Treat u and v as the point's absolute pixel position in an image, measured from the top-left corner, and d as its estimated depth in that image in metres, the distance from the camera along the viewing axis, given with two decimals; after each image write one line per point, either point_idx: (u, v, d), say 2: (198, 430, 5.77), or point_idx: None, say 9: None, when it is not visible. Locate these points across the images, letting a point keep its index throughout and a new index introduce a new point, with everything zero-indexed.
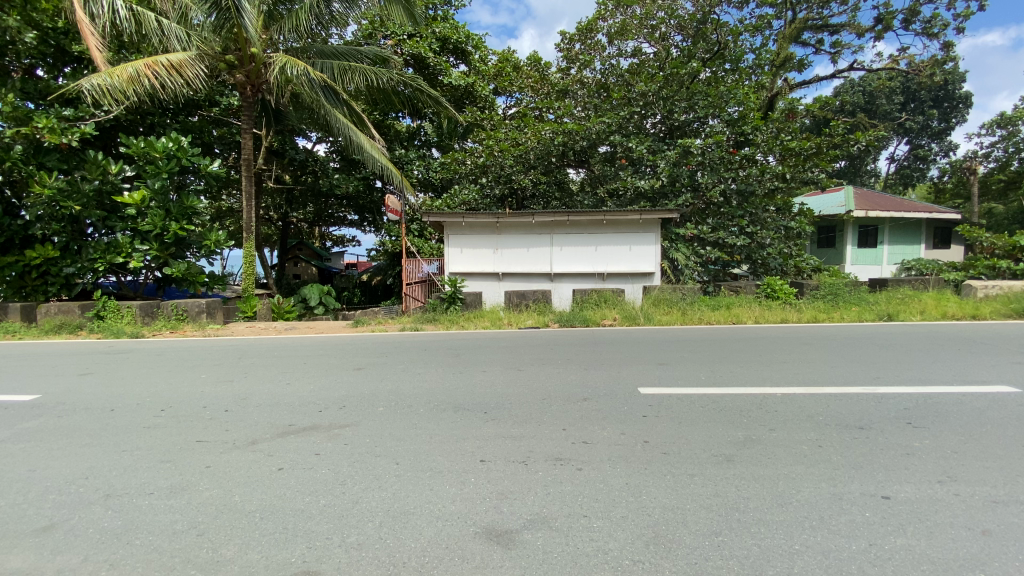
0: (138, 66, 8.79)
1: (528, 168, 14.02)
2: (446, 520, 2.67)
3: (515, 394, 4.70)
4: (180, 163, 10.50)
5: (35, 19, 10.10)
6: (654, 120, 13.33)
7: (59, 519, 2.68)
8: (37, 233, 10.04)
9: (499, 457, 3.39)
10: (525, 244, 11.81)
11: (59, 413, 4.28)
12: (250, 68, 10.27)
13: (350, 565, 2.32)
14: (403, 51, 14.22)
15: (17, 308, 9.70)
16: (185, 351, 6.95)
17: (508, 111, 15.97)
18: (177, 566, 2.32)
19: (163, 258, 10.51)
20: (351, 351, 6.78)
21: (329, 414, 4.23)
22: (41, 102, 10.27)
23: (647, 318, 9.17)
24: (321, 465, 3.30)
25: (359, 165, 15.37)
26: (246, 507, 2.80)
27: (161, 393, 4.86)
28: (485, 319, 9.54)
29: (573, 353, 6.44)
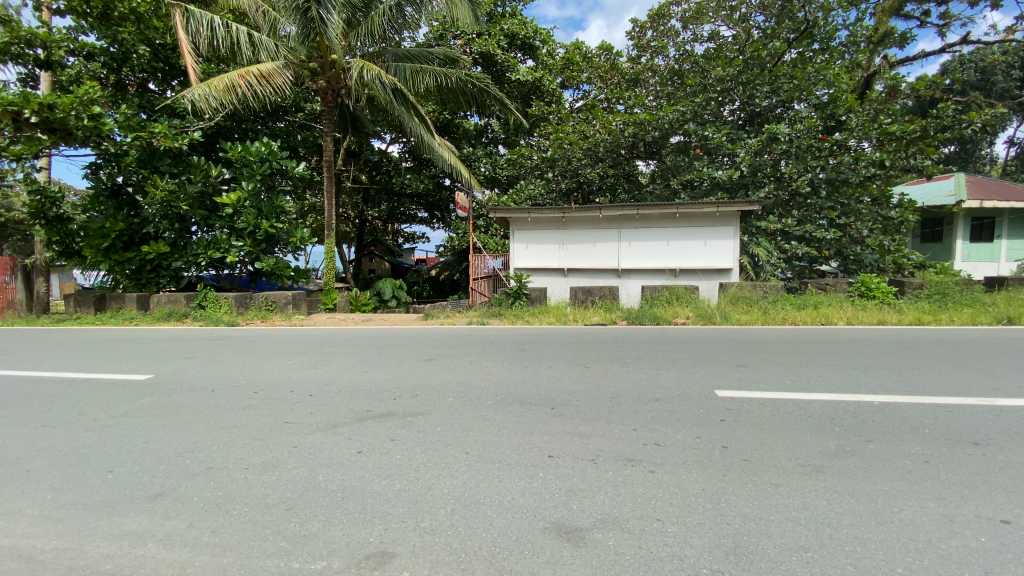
0: (233, 76, 9.58)
1: (596, 161, 13.77)
2: (515, 513, 2.67)
3: (583, 391, 4.64)
4: (271, 165, 11.37)
5: (148, 36, 11.22)
6: (733, 107, 12.60)
7: (168, 487, 2.97)
8: (152, 232, 11.27)
9: (569, 453, 3.36)
10: (592, 239, 11.62)
11: (168, 392, 4.77)
12: (331, 74, 10.82)
13: (422, 550, 2.37)
14: (472, 50, 14.37)
15: (135, 298, 10.95)
16: (274, 339, 7.51)
17: (575, 104, 15.77)
18: (268, 536, 2.50)
19: (255, 254, 11.43)
20: (421, 343, 7.02)
21: (402, 402, 4.40)
22: (153, 113, 11.43)
23: (725, 317, 8.69)
24: (395, 450, 3.43)
25: (429, 164, 15.86)
26: (328, 487, 2.96)
27: (253, 377, 5.28)
28: (550, 314, 9.50)
29: (640, 351, 6.25)
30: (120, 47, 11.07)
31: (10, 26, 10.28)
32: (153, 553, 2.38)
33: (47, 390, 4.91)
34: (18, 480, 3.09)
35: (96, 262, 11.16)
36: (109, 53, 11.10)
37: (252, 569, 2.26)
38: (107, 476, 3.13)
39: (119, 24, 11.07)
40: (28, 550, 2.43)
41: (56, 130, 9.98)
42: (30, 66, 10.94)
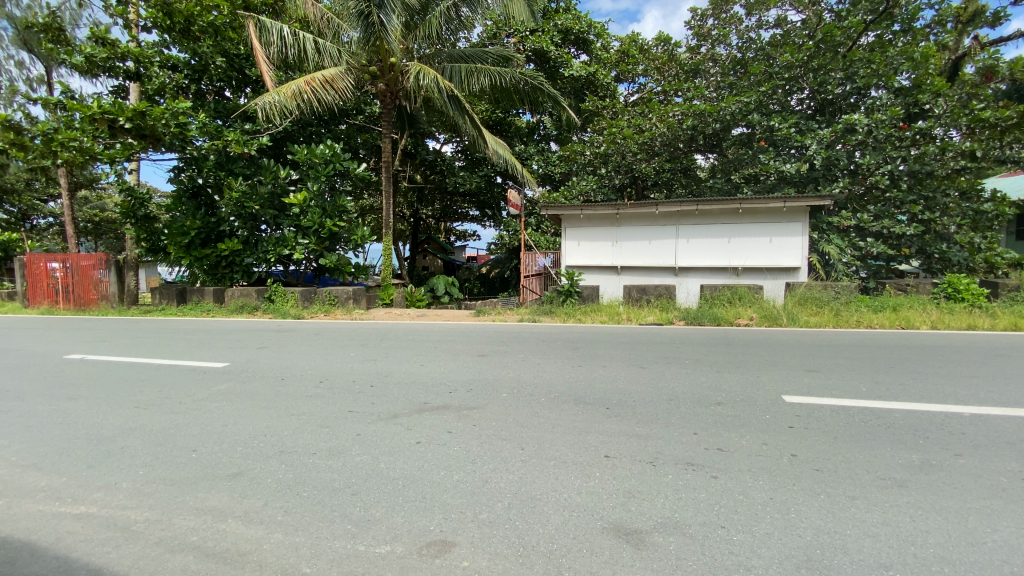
0: (300, 83, 10.06)
1: (652, 155, 13.42)
2: (573, 511, 2.65)
3: (639, 392, 4.55)
4: (335, 167, 11.91)
5: (224, 47, 12.01)
6: (801, 96, 11.92)
7: (245, 468, 3.18)
8: (227, 230, 12.12)
9: (626, 454, 3.29)
10: (648, 236, 11.34)
11: (243, 379, 5.11)
12: (390, 77, 11.15)
13: (482, 541, 2.40)
14: (525, 47, 14.42)
15: (212, 291, 11.81)
16: (336, 332, 7.86)
17: (630, 98, 15.43)
18: (335, 518, 2.62)
19: (319, 251, 12.01)
20: (475, 339, 7.13)
21: (458, 395, 4.48)
22: (228, 119, 12.17)
23: (792, 319, 8.24)
24: (452, 442, 3.50)
25: (482, 162, 16.04)
26: (390, 475, 3.07)
27: (318, 367, 5.55)
28: (603, 313, 9.35)
29: (699, 353, 6.04)
30: (200, 59, 11.89)
31: (109, 44, 11.37)
32: (233, 528, 2.55)
33: (138, 375, 5.38)
34: (116, 456, 3.40)
35: (179, 257, 12.12)
36: (191, 64, 12.00)
37: (321, 549, 2.38)
38: (192, 454, 3.39)
39: (198, 36, 11.86)
40: (124, 520, 2.66)
41: (146, 137, 10.90)
42: (122, 78, 11.98)
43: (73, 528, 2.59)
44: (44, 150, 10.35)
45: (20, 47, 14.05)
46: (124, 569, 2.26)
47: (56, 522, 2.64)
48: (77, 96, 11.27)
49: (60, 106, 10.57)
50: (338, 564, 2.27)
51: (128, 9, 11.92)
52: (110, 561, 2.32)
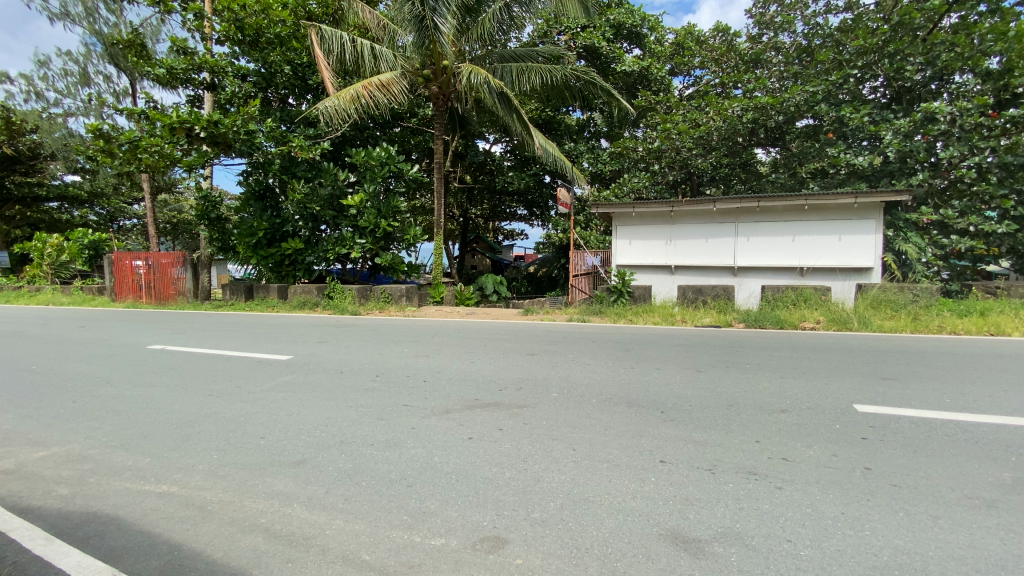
0: (358, 88, 10.44)
1: (709, 150, 12.94)
2: (628, 515, 2.60)
3: (695, 396, 4.39)
4: (390, 169, 12.28)
5: (290, 57, 12.60)
6: (875, 84, 11.25)
7: (307, 456, 3.33)
8: (290, 231, 12.79)
9: (683, 460, 3.19)
10: (704, 234, 10.96)
11: (304, 372, 5.36)
12: (443, 79, 11.36)
13: (535, 540, 2.40)
14: (576, 44, 14.33)
15: (277, 288, 12.51)
16: (390, 328, 8.11)
17: (685, 92, 14.99)
18: (392, 509, 2.70)
19: (375, 250, 12.45)
20: (524, 337, 7.14)
21: (508, 393, 4.50)
22: (291, 125, 12.81)
23: (863, 323, 7.70)
24: (504, 440, 3.52)
25: (532, 161, 16.03)
26: (444, 469, 3.12)
27: (374, 362, 5.74)
28: (656, 314, 9.12)
29: (760, 357, 5.77)
30: (268, 68, 12.61)
31: (187, 55, 12.29)
32: (299, 513, 2.68)
33: (211, 365, 5.76)
34: (192, 440, 3.66)
35: (247, 256, 12.91)
36: (259, 73, 12.71)
37: (380, 537, 2.45)
38: (260, 441, 3.60)
39: (266, 47, 12.53)
40: (201, 499, 2.86)
41: (219, 143, 11.66)
42: (198, 88, 12.89)
43: (157, 505, 2.81)
44: (130, 157, 11.18)
45: (108, 61, 15.40)
46: (201, 546, 2.42)
47: (142, 499, 2.88)
48: (158, 106, 12.20)
49: (143, 116, 11.44)
50: (396, 553, 2.33)
51: (204, 23, 12.81)
52: (189, 538, 2.50)
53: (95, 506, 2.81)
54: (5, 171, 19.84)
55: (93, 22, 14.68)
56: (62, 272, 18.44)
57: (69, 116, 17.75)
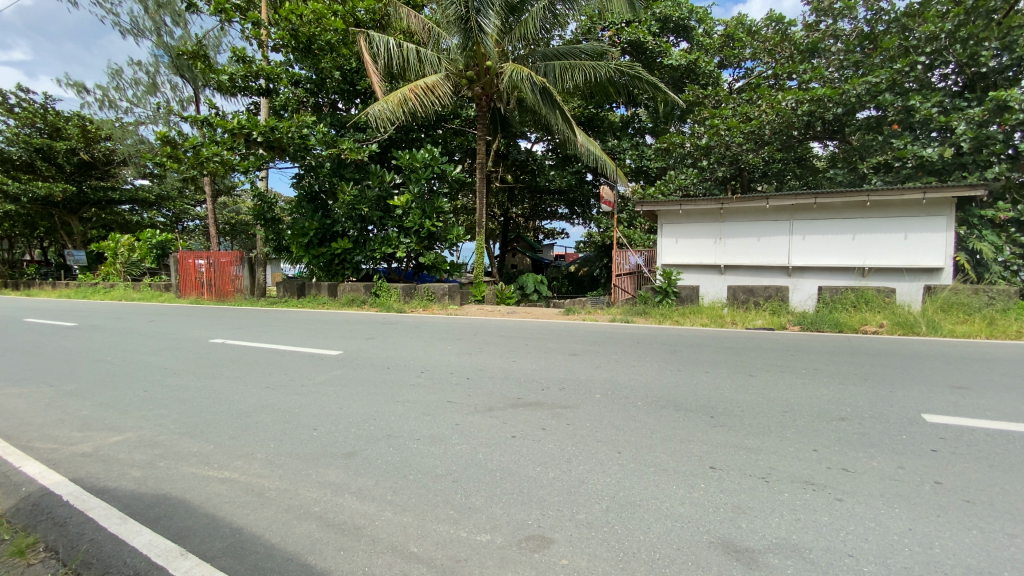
0: (405, 91, 10.69)
1: (760, 145, 12.43)
2: (676, 521, 2.54)
3: (746, 401, 4.24)
4: (434, 170, 12.50)
5: (340, 62, 13.05)
6: (945, 71, 10.48)
7: (357, 448, 3.45)
8: (339, 231, 13.25)
9: (734, 467, 3.08)
10: (755, 233, 10.55)
11: (353, 367, 5.55)
12: (486, 80, 11.42)
13: (581, 541, 2.38)
14: (621, 40, 14.14)
15: (327, 286, 13.00)
16: (435, 326, 8.25)
17: (735, 84, 14.49)
18: (439, 503, 2.75)
19: (419, 250, 12.72)
20: (567, 337, 7.10)
21: (551, 393, 4.49)
22: (341, 129, 13.26)
23: (932, 327, 7.20)
24: (547, 439, 3.51)
25: (574, 159, 15.90)
26: (488, 465, 3.15)
27: (419, 359, 5.86)
28: (704, 315, 8.85)
29: (816, 361, 5.50)
30: (320, 73, 13.15)
31: (246, 64, 12.94)
32: (350, 503, 2.78)
33: (267, 359, 6.06)
34: (251, 429, 3.85)
35: (300, 256, 13.49)
36: (311, 79, 13.36)
37: (427, 531, 2.50)
38: (313, 432, 3.75)
39: (318, 54, 13.02)
40: (260, 486, 3.01)
41: (274, 148, 12.23)
42: (256, 95, 13.57)
43: (220, 490, 2.98)
44: (193, 162, 11.89)
45: (175, 72, 16.45)
46: (261, 531, 2.55)
47: (207, 483, 3.06)
48: (219, 113, 12.92)
49: (206, 123, 12.13)
50: (443, 547, 2.37)
51: (261, 32, 13.46)
52: (249, 522, 2.64)
53: (165, 489, 3.01)
54: (84, 176, 21.52)
55: (160, 35, 15.71)
56: (133, 270, 19.81)
57: (139, 125, 19.07)
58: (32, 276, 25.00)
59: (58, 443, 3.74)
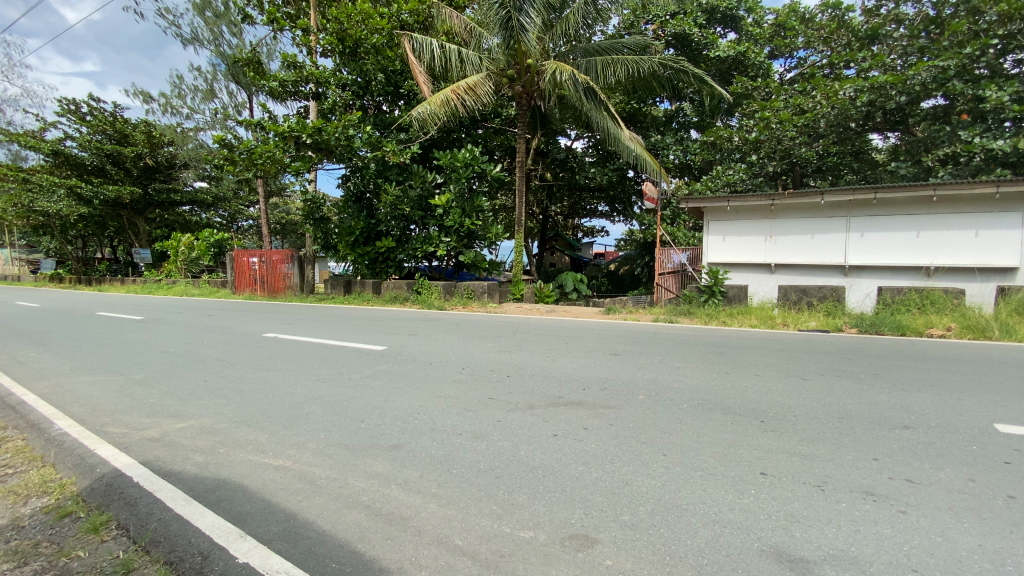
0: (448, 92, 10.82)
1: (815, 138, 11.85)
2: (725, 527, 2.46)
3: (798, 406, 4.06)
4: (474, 169, 12.61)
5: (384, 65, 13.36)
6: (1020, 56, 9.70)
7: (403, 441, 3.53)
8: (383, 230, 13.59)
9: (786, 474, 2.96)
10: (808, 230, 10.10)
11: (397, 362, 5.68)
12: (526, 78, 11.40)
13: (626, 543, 2.35)
14: (665, 33, 13.85)
15: (371, 283, 13.42)
16: (476, 324, 8.33)
17: (787, 75, 13.89)
18: (482, 498, 2.78)
19: (459, 248, 12.90)
20: (609, 337, 7.01)
21: (593, 393, 4.44)
22: (385, 130, 13.59)
23: (1006, 331, 6.67)
24: (589, 439, 3.49)
25: (614, 156, 15.67)
26: (530, 463, 3.16)
27: (460, 355, 5.95)
28: (753, 317, 8.53)
29: (875, 366, 5.21)
30: (365, 77, 13.50)
31: (297, 69, 13.49)
32: (396, 494, 2.85)
33: (316, 353, 6.30)
34: (302, 420, 4.02)
35: (346, 254, 13.94)
36: (357, 82, 13.71)
37: (471, 524, 2.53)
38: (361, 424, 3.87)
39: (363, 57, 13.39)
40: (312, 474, 3.13)
41: (322, 150, 12.66)
42: (305, 99, 14.13)
43: (275, 476, 3.12)
44: (248, 164, 12.46)
45: (231, 79, 17.32)
46: (313, 517, 2.65)
47: (262, 470, 3.21)
48: (272, 117, 13.50)
49: (259, 127, 12.68)
50: (487, 541, 2.40)
51: (310, 38, 13.98)
52: (302, 509, 2.75)
53: (224, 474, 3.18)
54: (149, 180, 23.02)
55: (218, 45, 16.59)
56: (192, 267, 21.00)
57: (198, 130, 20.19)
58: (104, 273, 26.97)
59: (129, 428, 4.01)
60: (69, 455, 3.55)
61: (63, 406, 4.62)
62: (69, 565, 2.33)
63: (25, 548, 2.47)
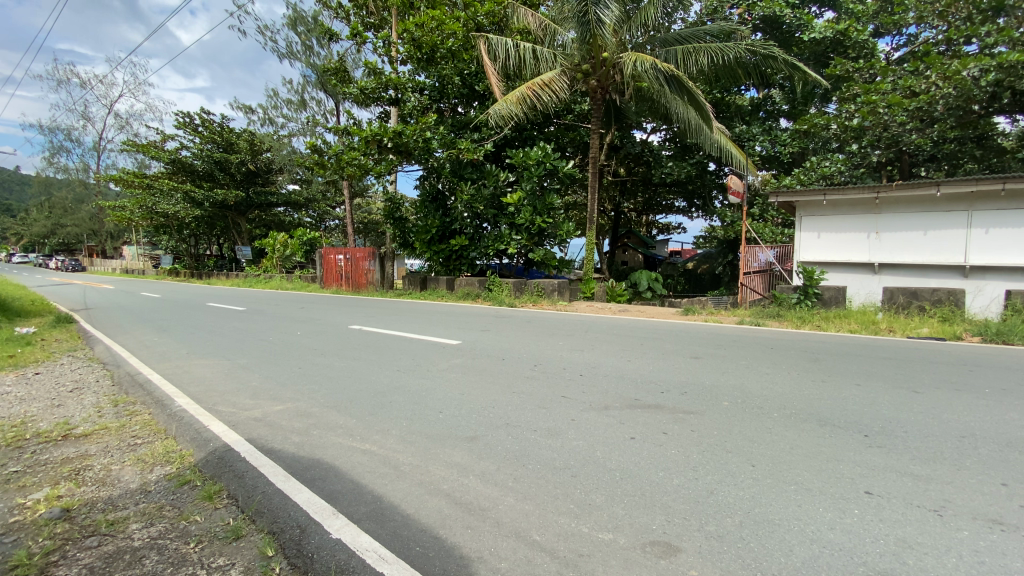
0: (523, 90, 10.83)
1: (928, 124, 10.60)
2: (824, 546, 2.27)
3: (910, 421, 3.65)
4: (546, 166, 12.60)
5: (460, 67, 13.74)
6: None
7: (479, 433, 3.61)
8: (457, 228, 13.97)
9: (896, 495, 2.68)
10: (919, 226, 9.07)
11: (471, 356, 5.81)
12: (602, 72, 11.16)
13: (711, 554, 2.24)
14: (753, 16, 13.09)
15: (445, 280, 13.88)
16: (549, 321, 8.32)
17: (893, 54, 12.58)
18: (559, 496, 2.77)
19: (529, 245, 12.98)
20: (688, 339, 6.72)
21: (671, 397, 4.28)
22: (460, 131, 13.94)
23: None
24: (669, 444, 3.36)
25: (693, 149, 15.01)
26: (606, 464, 3.10)
27: (533, 352, 5.98)
28: (852, 321, 7.80)
29: (1002, 380, 4.57)
30: (442, 81, 13.94)
31: (377, 77, 14.14)
32: (474, 485, 2.92)
33: (397, 345, 6.61)
34: (385, 408, 4.23)
35: (422, 252, 14.50)
36: (434, 86, 14.18)
37: (548, 521, 2.53)
38: (438, 415, 4.01)
39: (440, 61, 13.83)
40: (396, 460, 3.29)
41: (401, 152, 13.25)
42: (387, 104, 14.84)
43: (362, 460, 3.31)
44: (336, 168, 13.29)
45: (320, 88, 18.57)
46: (397, 501, 2.78)
47: (350, 453, 3.41)
48: (356, 122, 14.32)
49: (345, 132, 13.47)
50: (565, 539, 2.38)
51: (391, 47, 14.66)
52: (387, 492, 2.89)
53: (318, 455, 3.43)
54: (250, 183, 25.31)
55: (309, 57, 17.84)
56: (286, 263, 22.86)
57: (292, 137, 21.89)
58: (213, 268, 30.09)
59: (236, 408, 4.44)
60: (187, 429, 3.99)
61: (181, 386, 5.20)
62: (188, 528, 2.61)
63: (152, 510, 2.79)
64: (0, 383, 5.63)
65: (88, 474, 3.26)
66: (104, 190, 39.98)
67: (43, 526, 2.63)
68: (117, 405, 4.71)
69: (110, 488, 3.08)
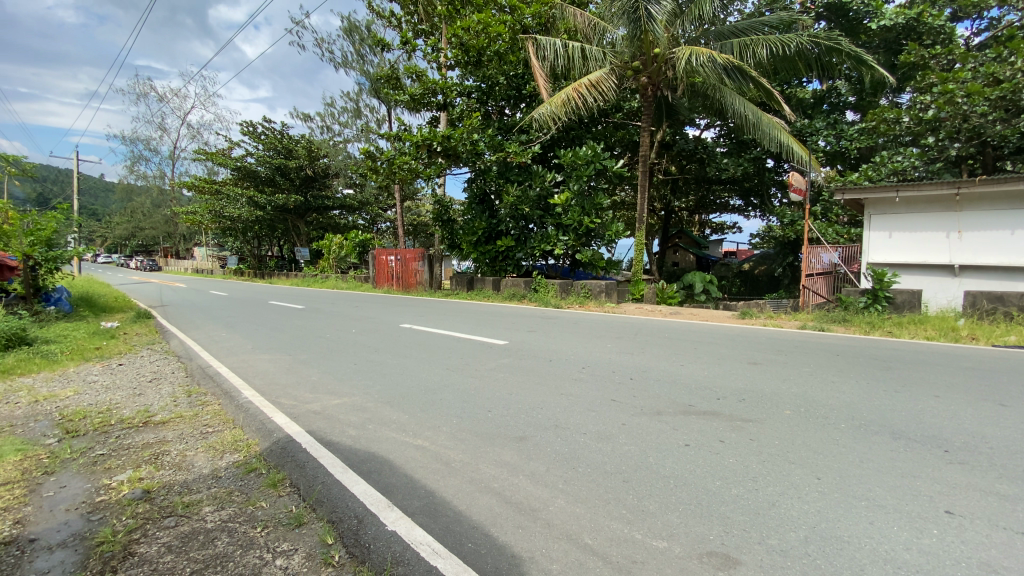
0: (569, 90, 10.73)
1: (1015, 113, 9.63)
2: (898, 567, 2.12)
3: (1000, 437, 3.33)
4: (595, 166, 12.45)
5: (506, 69, 13.82)
6: None
7: (528, 434, 3.61)
8: (504, 229, 14.08)
9: (981, 516, 2.46)
10: (1007, 224, 8.28)
11: (519, 357, 5.82)
12: (653, 68, 10.90)
13: (773, 568, 2.14)
14: (817, 4, 12.57)
15: (491, 280, 13.99)
16: (596, 323, 8.22)
17: (972, 41, 11.54)
18: (611, 500, 2.73)
19: (576, 246, 12.89)
20: (744, 344, 6.44)
21: (728, 403, 4.12)
22: (507, 133, 14.04)
23: None
24: (726, 453, 3.24)
25: (750, 145, 14.39)
26: (660, 471, 3.03)
27: (581, 354, 5.92)
28: (928, 327, 7.23)
29: None
30: (490, 83, 14.07)
31: (425, 82, 14.45)
32: (525, 484, 2.93)
33: (446, 345, 6.72)
34: (436, 405, 4.32)
35: (469, 253, 14.70)
36: (481, 89, 14.30)
37: (600, 525, 2.50)
38: (487, 414, 4.04)
39: (488, 65, 13.96)
40: (447, 457, 3.35)
41: (450, 155, 13.48)
42: (436, 109, 15.15)
43: (415, 456, 3.39)
44: (388, 172, 13.72)
45: (373, 95, 19.23)
46: (450, 497, 2.84)
47: (403, 449, 3.50)
48: (408, 128, 14.76)
49: (397, 137, 13.87)
50: (616, 544, 2.35)
51: (440, 53, 14.96)
52: (440, 487, 2.95)
53: (373, 448, 3.55)
54: (308, 188, 26.58)
55: (363, 65, 18.52)
56: (342, 263, 23.79)
57: (347, 143, 22.80)
58: (274, 268, 31.78)
59: (296, 401, 4.67)
60: (252, 420, 4.23)
61: (246, 378, 5.52)
62: (254, 513, 2.77)
63: (223, 495, 2.99)
64: (90, 373, 6.18)
65: (166, 459, 3.52)
66: (178, 195, 43.09)
67: (126, 506, 2.88)
68: (190, 395, 5.07)
69: (184, 472, 3.32)
